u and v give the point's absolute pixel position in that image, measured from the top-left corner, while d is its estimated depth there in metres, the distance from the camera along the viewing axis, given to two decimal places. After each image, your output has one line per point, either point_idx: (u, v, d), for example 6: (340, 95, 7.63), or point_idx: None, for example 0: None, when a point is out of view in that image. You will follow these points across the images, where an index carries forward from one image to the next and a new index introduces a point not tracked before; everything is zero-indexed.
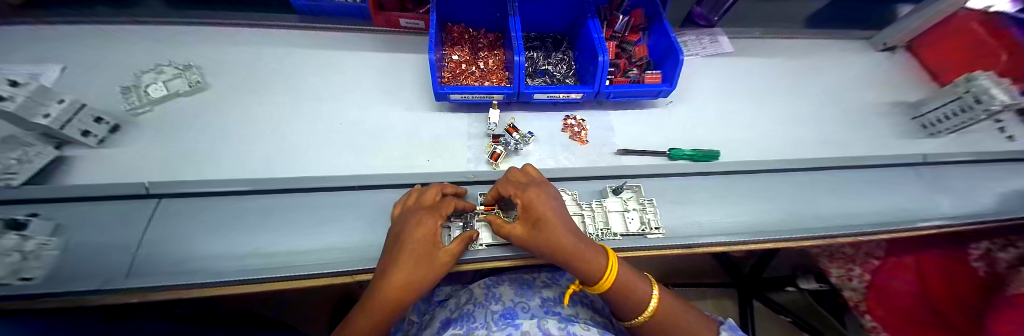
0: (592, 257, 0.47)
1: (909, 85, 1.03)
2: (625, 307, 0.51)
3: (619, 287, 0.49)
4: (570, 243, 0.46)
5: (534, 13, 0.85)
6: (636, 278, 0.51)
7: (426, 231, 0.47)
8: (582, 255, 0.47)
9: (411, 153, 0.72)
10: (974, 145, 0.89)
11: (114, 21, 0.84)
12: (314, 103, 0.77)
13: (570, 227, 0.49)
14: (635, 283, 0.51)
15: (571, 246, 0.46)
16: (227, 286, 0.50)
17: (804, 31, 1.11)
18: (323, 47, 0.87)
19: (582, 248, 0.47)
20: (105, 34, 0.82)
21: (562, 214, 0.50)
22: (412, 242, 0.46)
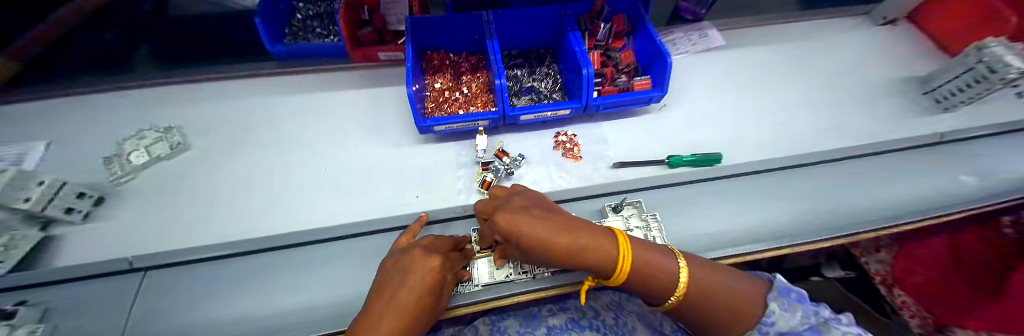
0: (591, 251, 0.42)
1: (916, 59, 0.97)
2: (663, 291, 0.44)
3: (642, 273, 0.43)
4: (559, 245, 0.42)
5: (513, 31, 0.82)
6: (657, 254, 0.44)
7: (433, 271, 0.42)
8: (584, 256, 0.42)
9: (397, 191, 0.66)
10: (993, 116, 0.84)
11: (96, 90, 0.84)
12: (296, 150, 0.73)
13: (559, 228, 0.42)
14: (659, 264, 0.43)
15: (568, 250, 0.42)
16: None
17: (797, 14, 1.06)
18: (301, 90, 0.84)
19: (582, 244, 0.42)
20: (89, 104, 0.83)
21: (542, 217, 0.43)
22: (420, 284, 0.40)
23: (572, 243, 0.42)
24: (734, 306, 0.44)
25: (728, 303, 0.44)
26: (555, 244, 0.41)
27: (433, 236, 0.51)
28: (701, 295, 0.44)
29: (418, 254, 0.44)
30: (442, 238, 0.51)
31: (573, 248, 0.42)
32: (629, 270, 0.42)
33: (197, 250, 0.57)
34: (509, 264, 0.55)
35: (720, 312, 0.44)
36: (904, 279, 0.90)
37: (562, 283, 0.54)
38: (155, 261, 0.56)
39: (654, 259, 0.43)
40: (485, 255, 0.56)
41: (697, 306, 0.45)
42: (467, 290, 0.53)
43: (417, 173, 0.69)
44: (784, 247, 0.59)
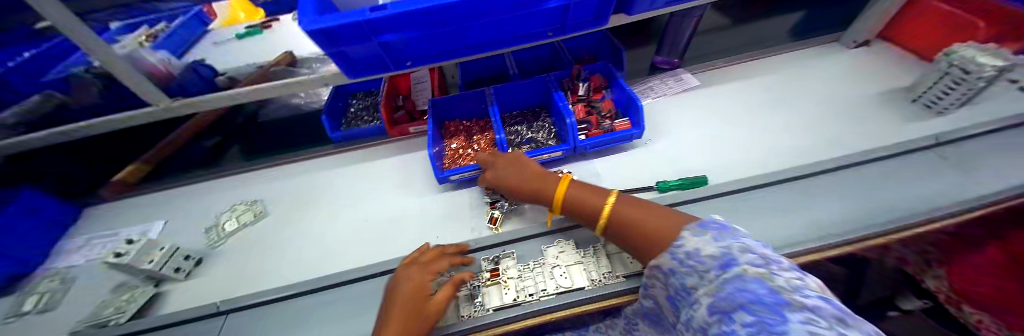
0: (536, 185, 0.66)
1: (896, 71, 1.03)
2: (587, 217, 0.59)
3: (571, 203, 0.61)
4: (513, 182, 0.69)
5: (511, 98, 1.02)
6: (591, 194, 0.59)
7: (414, 284, 0.54)
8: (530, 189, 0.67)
9: (422, 233, 0.78)
10: (992, 114, 0.84)
11: (203, 179, 1.11)
12: (343, 208, 0.91)
13: (518, 172, 0.70)
14: (585, 197, 0.59)
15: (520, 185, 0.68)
16: None
17: (765, 52, 1.18)
18: (348, 161, 1.05)
19: (524, 187, 0.67)
20: (196, 189, 1.09)
21: (508, 169, 0.72)
22: (404, 296, 0.53)
23: (521, 179, 0.68)
24: (645, 230, 0.48)
25: (645, 229, 0.49)
26: (510, 185, 0.70)
27: (424, 251, 0.64)
28: (620, 219, 0.53)
29: (405, 274, 0.57)
30: (426, 253, 0.63)
31: (520, 187, 0.68)
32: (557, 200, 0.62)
33: (265, 293, 0.70)
34: (515, 288, 0.62)
35: (632, 235, 0.51)
36: (965, 290, 0.83)
37: (565, 303, 0.60)
38: (235, 304, 0.69)
39: (584, 195, 0.59)
40: (493, 282, 0.63)
41: (624, 229, 0.52)
42: (478, 315, 0.59)
43: (437, 217, 0.82)
44: (784, 256, 0.60)
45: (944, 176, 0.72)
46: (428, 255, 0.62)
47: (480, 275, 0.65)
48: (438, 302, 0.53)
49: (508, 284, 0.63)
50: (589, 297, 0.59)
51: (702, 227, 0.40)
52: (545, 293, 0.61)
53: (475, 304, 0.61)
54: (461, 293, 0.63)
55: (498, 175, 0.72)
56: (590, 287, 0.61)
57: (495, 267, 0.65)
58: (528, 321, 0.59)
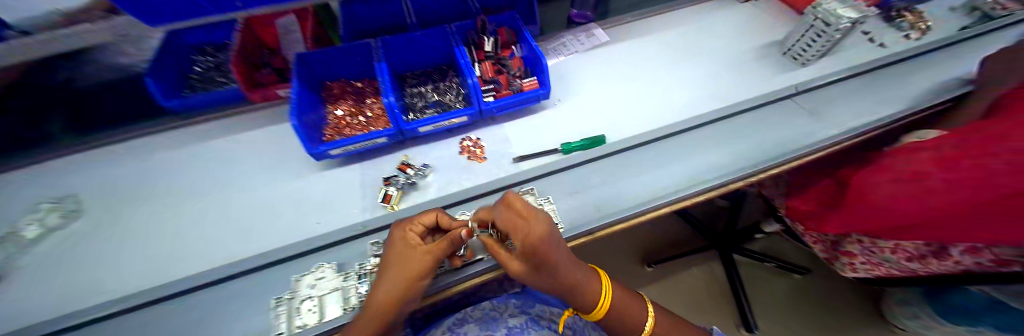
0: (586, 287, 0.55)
1: (777, 24, 1.11)
2: (621, 329, 0.61)
3: (614, 313, 0.59)
4: (568, 279, 0.52)
5: (408, 54, 0.88)
6: (632, 304, 0.61)
7: (418, 252, 0.50)
8: (578, 287, 0.54)
9: (302, 218, 0.67)
10: (843, 63, 0.97)
11: None
12: (201, 198, 0.74)
13: (571, 264, 0.52)
14: (631, 309, 0.60)
15: (567, 282, 0.52)
16: None
17: (672, 5, 1.19)
18: (214, 142, 0.86)
19: (577, 279, 0.53)
20: None
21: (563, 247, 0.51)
22: (402, 260, 0.50)
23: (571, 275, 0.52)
24: None
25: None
26: (562, 274, 0.51)
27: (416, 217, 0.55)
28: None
29: (404, 239, 0.52)
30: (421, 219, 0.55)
31: (573, 276, 0.53)
32: (607, 304, 0.57)
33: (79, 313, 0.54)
34: None
35: None
36: (795, 209, 0.97)
37: (471, 273, 0.58)
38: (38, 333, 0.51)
39: (625, 300, 0.61)
40: None
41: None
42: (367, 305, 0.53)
43: (322, 200, 0.71)
44: (661, 203, 0.65)
45: (800, 123, 0.82)
46: (423, 222, 0.55)
47: (367, 262, 0.58)
48: (433, 256, 0.51)
49: None
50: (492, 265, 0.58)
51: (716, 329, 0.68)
52: (442, 271, 0.57)
53: (362, 294, 0.54)
54: (349, 281, 0.56)
55: (553, 255, 0.48)
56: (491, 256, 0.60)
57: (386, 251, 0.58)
58: (437, 297, 0.57)
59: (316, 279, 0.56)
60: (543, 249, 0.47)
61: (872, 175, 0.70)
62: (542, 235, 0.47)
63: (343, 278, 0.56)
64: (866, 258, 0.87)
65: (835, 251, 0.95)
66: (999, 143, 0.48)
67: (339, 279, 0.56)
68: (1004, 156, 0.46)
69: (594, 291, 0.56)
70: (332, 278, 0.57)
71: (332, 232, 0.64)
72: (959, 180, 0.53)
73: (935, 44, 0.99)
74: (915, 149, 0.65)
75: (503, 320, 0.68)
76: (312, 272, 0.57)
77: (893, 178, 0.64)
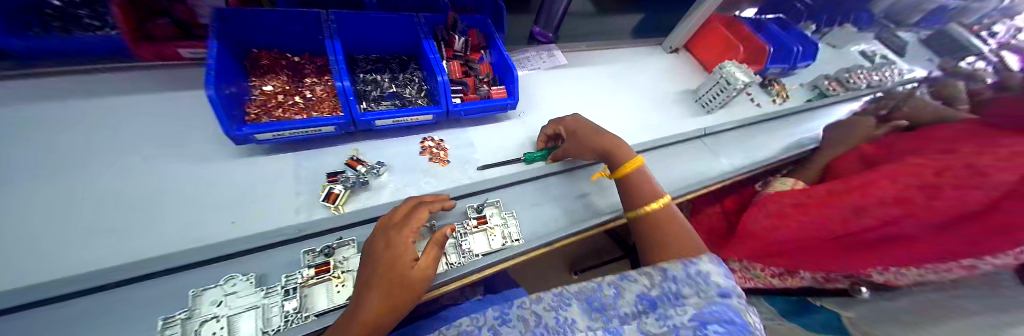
0: (627, 152, 0.70)
1: (694, 75, 1.35)
2: (632, 194, 0.66)
3: (637, 176, 0.68)
4: (613, 145, 0.70)
5: (364, 34, 0.79)
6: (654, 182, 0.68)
7: (401, 249, 0.46)
8: (621, 152, 0.70)
9: (209, 215, 0.54)
10: (735, 114, 1.23)
11: None
12: (30, 178, 0.52)
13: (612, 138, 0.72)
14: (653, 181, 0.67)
15: (612, 147, 0.70)
16: None
17: (619, 43, 1.34)
18: (65, 103, 0.63)
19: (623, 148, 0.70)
20: None
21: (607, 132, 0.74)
22: (387, 262, 0.44)
23: (618, 144, 0.71)
24: (686, 239, 0.59)
25: (679, 236, 0.59)
26: (608, 141, 0.71)
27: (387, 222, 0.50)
28: (665, 220, 0.62)
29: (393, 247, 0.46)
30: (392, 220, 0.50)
31: (607, 147, 0.71)
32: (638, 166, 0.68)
33: None
34: (353, 283, 0.51)
35: (670, 240, 0.59)
36: None
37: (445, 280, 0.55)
38: None
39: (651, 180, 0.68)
40: (319, 279, 0.50)
41: (676, 227, 0.61)
42: (294, 326, 0.45)
43: (239, 194, 0.57)
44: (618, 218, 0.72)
45: (708, 156, 1.00)
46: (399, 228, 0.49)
47: (298, 275, 0.50)
48: (429, 260, 0.47)
49: (344, 279, 0.51)
50: (460, 274, 0.56)
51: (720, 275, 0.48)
52: None
53: (289, 312, 0.46)
54: (273, 298, 0.47)
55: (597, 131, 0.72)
56: (466, 262, 0.58)
57: (324, 261, 0.51)
58: (443, 289, 0.55)
59: (226, 294, 0.46)
60: (575, 130, 0.76)
61: (765, 212, 0.81)
62: (571, 119, 0.79)
63: (263, 294, 0.47)
64: (742, 274, 1.03)
65: None
66: (862, 195, 0.64)
67: (258, 294, 0.47)
68: (875, 197, 0.62)
69: (626, 158, 0.69)
70: (248, 291, 0.47)
71: (254, 235, 0.52)
72: (818, 220, 0.70)
73: (791, 109, 1.34)
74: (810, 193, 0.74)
75: None
76: (218, 285, 0.47)
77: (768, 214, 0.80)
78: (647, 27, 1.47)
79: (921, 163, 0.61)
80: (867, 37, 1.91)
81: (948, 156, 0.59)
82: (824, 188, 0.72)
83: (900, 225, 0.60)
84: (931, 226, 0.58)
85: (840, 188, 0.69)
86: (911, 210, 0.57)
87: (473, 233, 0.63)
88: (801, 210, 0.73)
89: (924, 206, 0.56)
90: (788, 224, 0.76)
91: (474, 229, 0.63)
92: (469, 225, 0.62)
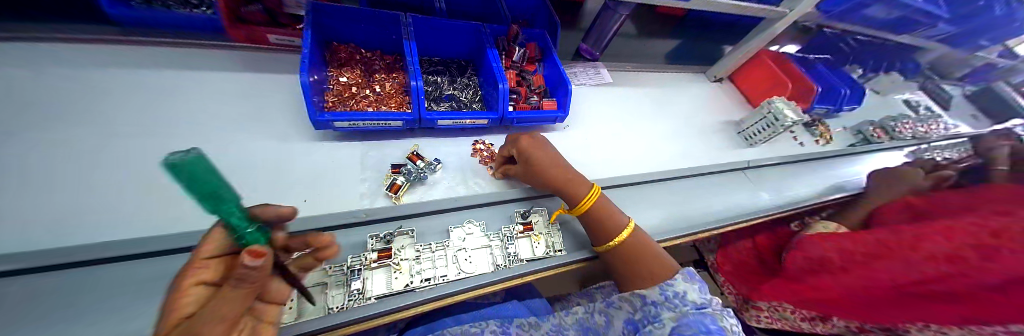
0: (575, 186, 0.63)
1: (735, 107, 1.34)
2: (594, 231, 0.62)
3: (596, 216, 0.62)
4: (557, 175, 0.63)
5: (432, 38, 0.83)
6: (614, 210, 0.63)
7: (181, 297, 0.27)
8: (567, 186, 0.63)
9: (285, 191, 0.58)
10: (775, 151, 1.22)
11: None
12: (138, 142, 0.58)
13: (554, 164, 0.64)
14: (611, 212, 0.62)
15: (558, 180, 0.63)
16: None
17: (663, 66, 1.35)
18: (164, 72, 0.69)
19: (568, 178, 0.63)
20: None
21: (549, 152, 0.65)
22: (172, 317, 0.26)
23: (559, 174, 0.63)
24: (654, 271, 0.58)
25: (648, 269, 0.59)
26: (551, 173, 0.63)
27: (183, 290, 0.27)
28: (632, 253, 0.60)
29: (209, 314, 0.26)
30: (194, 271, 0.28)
31: (565, 178, 0.63)
32: (590, 203, 0.62)
33: None
34: (409, 273, 0.54)
35: (638, 272, 0.60)
36: (722, 266, 1.20)
37: (482, 282, 0.55)
38: None
39: (609, 209, 0.63)
40: (380, 265, 0.52)
41: (628, 259, 0.60)
42: (357, 305, 0.48)
43: (312, 176, 0.61)
44: (662, 241, 0.72)
45: (748, 191, 0.99)
46: (219, 265, 0.30)
47: (362, 256, 0.52)
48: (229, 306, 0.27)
49: (401, 267, 0.54)
50: (507, 276, 0.57)
51: (686, 278, 0.56)
52: (445, 279, 0.56)
53: (353, 292, 0.49)
54: (335, 278, 0.50)
55: (536, 155, 0.64)
56: (514, 264, 0.60)
57: (386, 247, 0.54)
58: (485, 290, 0.56)
59: None
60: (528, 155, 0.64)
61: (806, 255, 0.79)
62: (528, 141, 0.66)
63: (328, 272, 0.50)
64: (768, 313, 1.00)
65: (747, 303, 1.08)
66: (912, 249, 0.62)
67: (323, 273, 0.50)
68: (923, 253, 0.60)
69: (581, 194, 0.62)
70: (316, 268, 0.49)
71: (325, 215, 0.55)
72: (864, 270, 0.69)
73: (833, 151, 1.31)
74: (854, 240, 0.72)
75: None
76: None
77: (808, 257, 0.79)
78: (691, 54, 1.48)
79: (974, 221, 0.59)
80: (912, 87, 1.86)
81: (1008, 219, 0.56)
82: (873, 237, 0.69)
83: (953, 283, 0.58)
84: (983, 288, 0.56)
85: (893, 237, 0.66)
86: (960, 268, 0.56)
87: (519, 238, 0.64)
88: (846, 257, 0.72)
89: (978, 267, 0.55)
90: (830, 272, 0.75)
91: (519, 235, 0.64)
92: (516, 232, 0.64)
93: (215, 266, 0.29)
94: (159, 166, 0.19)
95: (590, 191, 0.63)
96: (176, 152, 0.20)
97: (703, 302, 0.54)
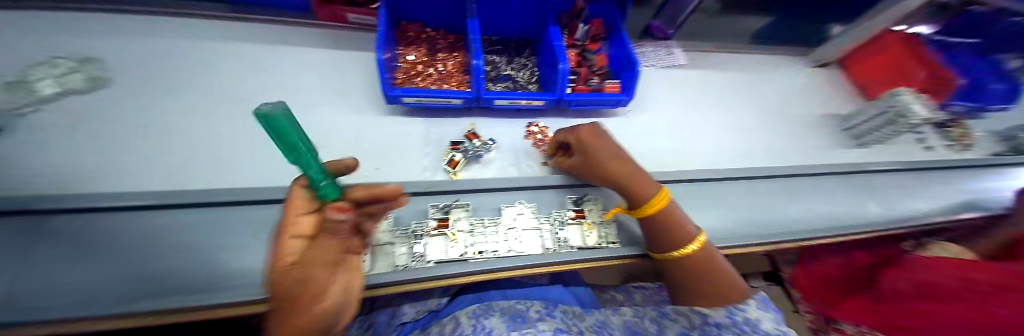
0: (642, 184, 0.57)
1: (841, 98, 1.11)
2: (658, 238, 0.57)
3: (663, 221, 0.56)
4: (622, 171, 0.57)
5: (494, 16, 0.83)
6: (685, 218, 0.57)
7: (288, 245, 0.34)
8: (631, 184, 0.57)
9: (359, 160, 0.64)
10: (892, 155, 1.00)
11: (19, 7, 0.72)
12: (251, 109, 0.69)
13: (620, 160, 0.58)
14: (681, 219, 0.56)
15: (621, 176, 0.57)
16: (109, 321, 0.38)
17: (750, 48, 1.17)
18: (269, 49, 0.80)
19: (634, 176, 0.58)
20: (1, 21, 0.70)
21: (614, 147, 0.60)
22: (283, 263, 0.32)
23: (624, 171, 0.58)
24: (721, 291, 0.54)
25: (714, 288, 0.54)
26: (615, 169, 0.58)
27: (280, 239, 0.34)
28: (698, 266, 0.55)
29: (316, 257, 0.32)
30: (287, 226, 0.35)
31: (630, 175, 0.58)
32: (659, 206, 0.55)
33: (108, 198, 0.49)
34: (464, 243, 0.57)
35: (701, 287, 0.55)
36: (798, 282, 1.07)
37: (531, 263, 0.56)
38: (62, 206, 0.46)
39: (680, 215, 0.57)
40: (440, 233, 0.56)
41: (693, 272, 0.56)
42: (418, 267, 0.52)
43: (381, 147, 0.67)
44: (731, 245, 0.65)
45: (848, 198, 0.83)
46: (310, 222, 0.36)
47: (425, 224, 0.57)
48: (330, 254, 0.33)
49: (457, 237, 0.57)
50: (555, 260, 0.58)
51: (760, 309, 0.52)
52: (495, 254, 0.57)
53: (415, 255, 0.54)
54: (400, 241, 0.55)
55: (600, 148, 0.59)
56: (564, 250, 0.60)
57: (446, 217, 0.58)
58: (535, 270, 0.57)
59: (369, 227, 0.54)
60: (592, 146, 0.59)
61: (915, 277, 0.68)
62: (589, 133, 0.61)
63: (394, 234, 0.55)
64: None
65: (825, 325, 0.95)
66: None
67: (390, 234, 0.55)
68: None
69: (648, 196, 0.56)
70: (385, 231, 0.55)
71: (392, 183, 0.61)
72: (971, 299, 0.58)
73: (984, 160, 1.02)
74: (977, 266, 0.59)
75: (530, 322, 0.56)
76: None
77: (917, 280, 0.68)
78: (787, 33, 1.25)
79: None
80: None
81: None
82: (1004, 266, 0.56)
83: None
84: None
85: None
86: None
87: (569, 225, 0.63)
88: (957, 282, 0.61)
89: None
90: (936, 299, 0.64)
91: (570, 221, 0.63)
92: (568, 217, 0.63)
93: (306, 222, 0.36)
94: (257, 118, 0.23)
95: (658, 193, 0.56)
96: (268, 107, 0.23)
97: (779, 332, 0.49)
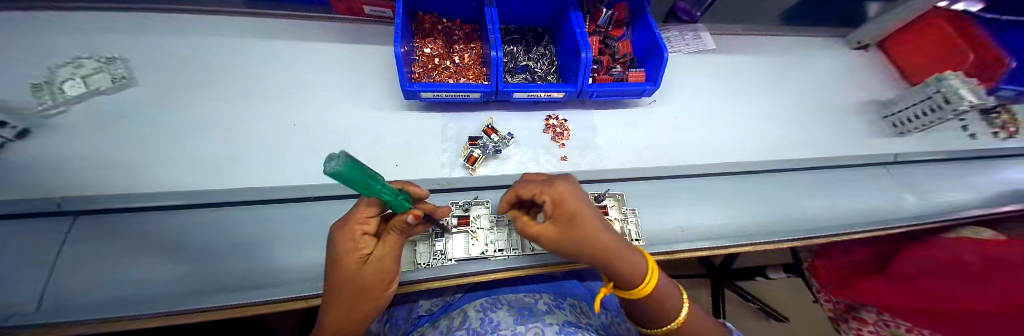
0: (632, 260, 0.39)
1: (881, 82, 1.04)
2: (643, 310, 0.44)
3: (654, 298, 0.42)
4: (609, 242, 0.38)
5: (512, 4, 0.79)
6: (671, 288, 0.44)
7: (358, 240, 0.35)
8: (618, 259, 0.39)
9: (377, 156, 0.63)
10: (934, 143, 0.94)
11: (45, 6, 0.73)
12: (267, 106, 0.68)
13: (602, 226, 0.39)
14: (669, 292, 0.43)
15: (606, 250, 0.38)
16: (164, 317, 0.41)
17: (782, 29, 1.10)
18: (285, 43, 0.79)
19: (620, 248, 0.39)
20: (28, 21, 0.71)
21: (594, 206, 0.41)
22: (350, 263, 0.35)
23: (608, 242, 0.39)
24: None
25: None
26: (597, 239, 0.38)
27: (354, 237, 0.35)
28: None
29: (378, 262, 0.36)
30: (360, 223, 0.35)
31: (616, 247, 0.39)
32: (649, 286, 0.40)
33: (141, 197, 0.50)
34: (484, 240, 0.56)
35: None
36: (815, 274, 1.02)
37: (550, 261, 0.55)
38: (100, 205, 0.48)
39: (669, 285, 0.44)
40: (461, 230, 0.55)
41: None
42: (439, 265, 0.52)
43: (399, 144, 0.66)
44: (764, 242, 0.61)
45: (885, 190, 0.79)
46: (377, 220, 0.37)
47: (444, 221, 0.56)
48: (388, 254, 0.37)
49: (477, 234, 0.56)
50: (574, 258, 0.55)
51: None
52: (515, 252, 0.56)
53: (436, 252, 0.53)
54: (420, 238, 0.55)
55: (576, 210, 0.39)
56: None
57: (465, 215, 0.56)
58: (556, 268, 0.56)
59: None
60: (567, 206, 0.40)
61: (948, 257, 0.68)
62: (569, 192, 0.41)
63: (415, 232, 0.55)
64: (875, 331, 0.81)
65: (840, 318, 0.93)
66: None
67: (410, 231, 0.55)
68: None
69: (636, 280, 0.40)
70: None
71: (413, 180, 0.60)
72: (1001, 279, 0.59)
73: None
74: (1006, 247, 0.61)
75: (539, 315, 0.54)
76: None
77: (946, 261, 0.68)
78: None
79: None
80: None
81: None
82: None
83: None
84: None
85: None
86: None
87: None
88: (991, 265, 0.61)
89: None
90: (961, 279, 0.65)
91: None
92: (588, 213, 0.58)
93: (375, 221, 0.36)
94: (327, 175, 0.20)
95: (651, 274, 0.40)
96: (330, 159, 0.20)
97: None
